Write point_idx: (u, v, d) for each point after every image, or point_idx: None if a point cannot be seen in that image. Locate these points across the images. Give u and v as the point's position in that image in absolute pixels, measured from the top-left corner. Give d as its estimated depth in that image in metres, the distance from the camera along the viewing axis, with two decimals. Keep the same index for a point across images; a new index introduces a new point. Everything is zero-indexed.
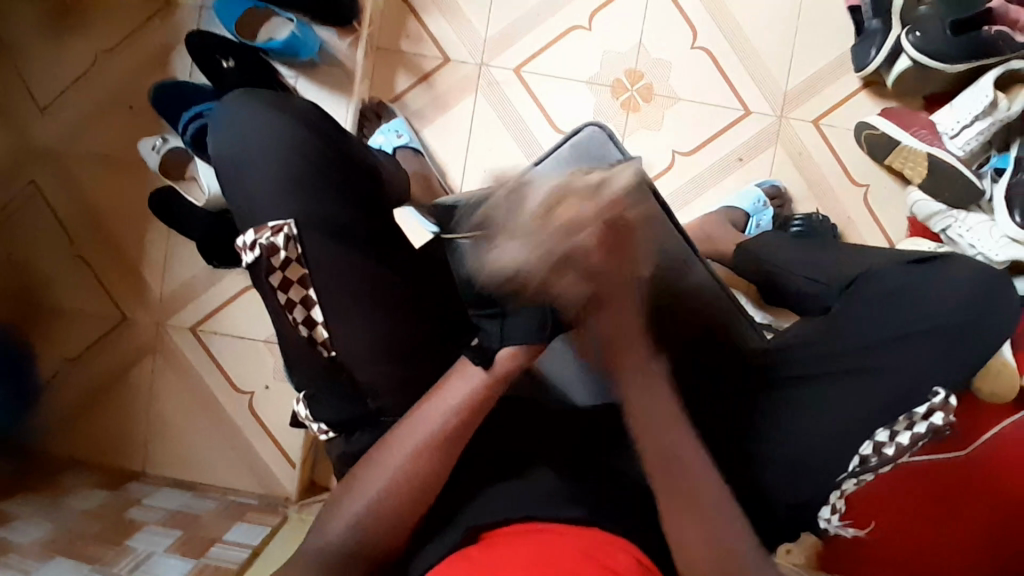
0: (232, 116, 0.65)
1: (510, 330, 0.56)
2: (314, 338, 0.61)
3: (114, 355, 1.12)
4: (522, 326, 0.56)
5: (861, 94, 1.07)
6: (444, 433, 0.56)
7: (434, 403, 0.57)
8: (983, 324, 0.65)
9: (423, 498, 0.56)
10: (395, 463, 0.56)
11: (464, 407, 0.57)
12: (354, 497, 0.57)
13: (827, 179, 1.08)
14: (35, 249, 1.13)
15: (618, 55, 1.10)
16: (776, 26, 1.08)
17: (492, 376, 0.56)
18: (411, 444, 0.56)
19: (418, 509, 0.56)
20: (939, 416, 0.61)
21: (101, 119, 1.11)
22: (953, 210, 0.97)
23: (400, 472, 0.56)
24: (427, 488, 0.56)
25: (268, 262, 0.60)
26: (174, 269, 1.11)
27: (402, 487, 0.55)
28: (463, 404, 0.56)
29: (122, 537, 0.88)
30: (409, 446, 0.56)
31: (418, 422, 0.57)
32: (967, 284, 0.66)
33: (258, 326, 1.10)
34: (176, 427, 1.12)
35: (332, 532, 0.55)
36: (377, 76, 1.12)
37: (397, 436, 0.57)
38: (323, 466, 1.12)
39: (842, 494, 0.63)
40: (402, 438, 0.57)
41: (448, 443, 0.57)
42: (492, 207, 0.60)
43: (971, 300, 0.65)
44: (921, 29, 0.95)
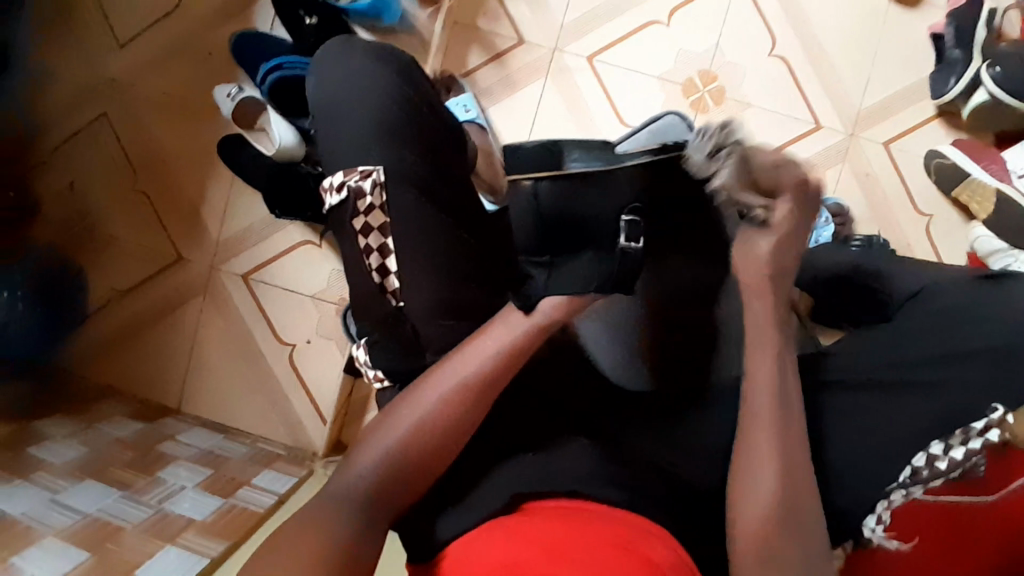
0: (330, 63, 0.69)
1: (558, 283, 0.59)
2: (386, 286, 0.63)
3: (165, 291, 1.15)
4: (572, 281, 0.60)
5: (934, 122, 1.05)
6: (485, 364, 0.57)
7: (472, 346, 0.58)
8: None
9: (455, 434, 0.56)
10: (431, 398, 0.56)
11: (504, 352, 0.57)
12: (391, 420, 0.57)
13: (889, 204, 1.06)
14: (101, 179, 1.16)
15: (692, 55, 1.09)
16: (857, 42, 1.07)
17: (535, 323, 0.58)
18: (447, 382, 0.57)
19: (452, 443, 0.56)
20: (995, 432, 0.61)
21: (178, 61, 1.13)
22: (1015, 250, 0.95)
23: (437, 396, 0.56)
24: (461, 417, 0.56)
25: (353, 206, 0.63)
26: (233, 216, 1.14)
27: (434, 423, 0.56)
28: (507, 341, 0.57)
29: (153, 468, 0.90)
30: (450, 372, 0.57)
31: (460, 352, 0.58)
32: None
33: (306, 280, 1.12)
34: (216, 369, 1.14)
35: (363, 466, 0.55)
36: (450, 49, 1.13)
37: (440, 364, 0.58)
38: (352, 428, 1.13)
39: (889, 504, 0.62)
40: (446, 366, 0.58)
41: (488, 378, 0.57)
42: None
43: None
44: (1001, 64, 0.94)
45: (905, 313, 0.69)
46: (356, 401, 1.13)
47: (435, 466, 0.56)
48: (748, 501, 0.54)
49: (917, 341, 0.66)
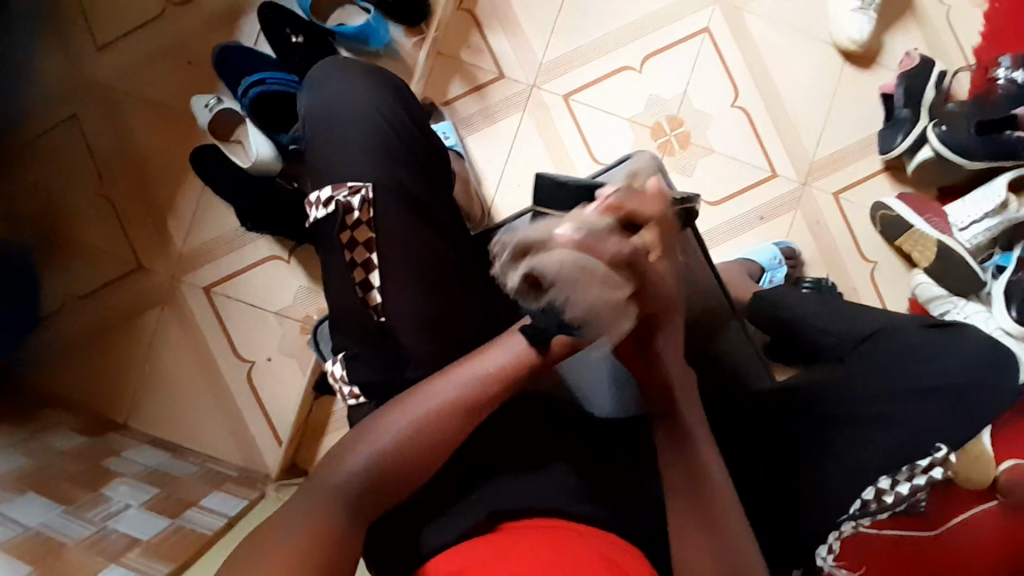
0: (327, 80, 0.71)
1: None
2: (368, 300, 0.64)
3: (121, 300, 1.11)
4: None
5: (881, 176, 1.14)
6: (485, 388, 0.58)
7: (459, 370, 0.59)
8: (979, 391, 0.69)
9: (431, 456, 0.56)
10: (411, 417, 0.56)
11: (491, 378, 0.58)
12: (379, 428, 0.56)
13: (839, 250, 1.14)
14: (61, 182, 1.12)
15: (661, 100, 1.16)
16: (813, 100, 1.16)
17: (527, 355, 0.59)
18: (430, 404, 0.57)
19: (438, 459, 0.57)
20: (938, 470, 0.65)
21: (155, 69, 1.12)
22: (953, 297, 1.04)
23: (433, 411, 0.56)
24: (453, 435, 0.57)
25: (342, 220, 0.64)
26: (200, 227, 1.11)
27: (411, 443, 0.56)
28: (509, 368, 0.58)
29: (97, 484, 0.85)
30: (449, 390, 0.58)
31: (462, 372, 0.58)
32: (974, 350, 0.71)
33: (274, 296, 1.11)
34: (169, 384, 1.10)
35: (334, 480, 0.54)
36: (432, 78, 1.16)
37: (439, 380, 0.58)
38: (309, 449, 1.10)
39: (841, 535, 0.65)
40: (443, 380, 0.58)
41: (486, 399, 0.58)
42: (594, 195, 0.57)
43: (974, 373, 0.69)
44: (946, 124, 1.05)
45: (855, 353, 0.73)
46: (314, 422, 1.10)
47: (406, 487, 0.56)
48: (718, 524, 0.55)
49: (863, 378, 0.71)
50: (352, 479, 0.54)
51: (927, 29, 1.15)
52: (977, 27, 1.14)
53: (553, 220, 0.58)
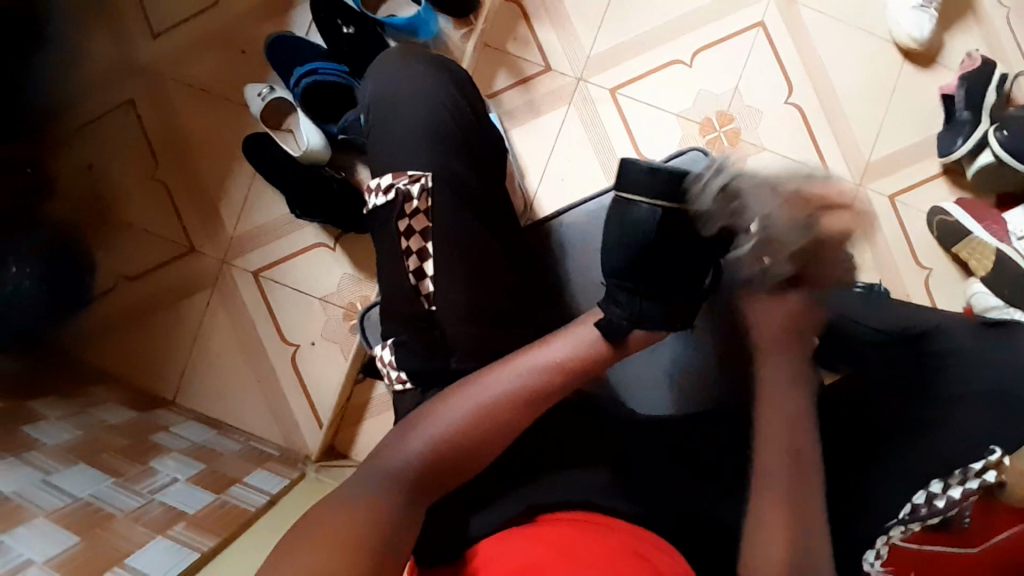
0: (386, 68, 0.72)
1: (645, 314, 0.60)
2: (420, 289, 0.65)
3: (173, 281, 1.14)
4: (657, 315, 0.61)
5: (939, 179, 1.10)
6: (548, 376, 0.59)
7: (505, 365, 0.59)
8: None
9: (473, 450, 0.56)
10: (454, 410, 0.57)
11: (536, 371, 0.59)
12: (442, 412, 0.57)
13: (892, 255, 1.10)
14: (120, 165, 1.16)
15: (710, 96, 1.14)
16: (870, 98, 1.12)
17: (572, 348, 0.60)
18: (473, 397, 0.58)
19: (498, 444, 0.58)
20: (993, 474, 0.62)
21: (211, 56, 1.15)
22: (1010, 307, 1.00)
23: (497, 398, 0.57)
24: (515, 421, 0.57)
25: (400, 207, 0.65)
26: (249, 213, 1.14)
27: (452, 436, 0.56)
28: (572, 357, 0.59)
29: (147, 458, 0.89)
30: (512, 377, 0.58)
31: (524, 360, 0.59)
32: None
33: (318, 281, 1.13)
34: (215, 363, 1.13)
35: (374, 475, 0.54)
36: (478, 70, 1.16)
37: (501, 367, 0.59)
38: (347, 433, 1.12)
39: (888, 539, 0.63)
40: (505, 367, 0.59)
41: (547, 387, 0.58)
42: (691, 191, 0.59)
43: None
44: (1008, 129, 0.99)
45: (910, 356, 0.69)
46: (353, 407, 1.12)
47: (445, 481, 0.56)
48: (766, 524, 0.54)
49: (913, 385, 0.67)
50: (413, 459, 0.55)
51: (992, 26, 1.10)
52: None
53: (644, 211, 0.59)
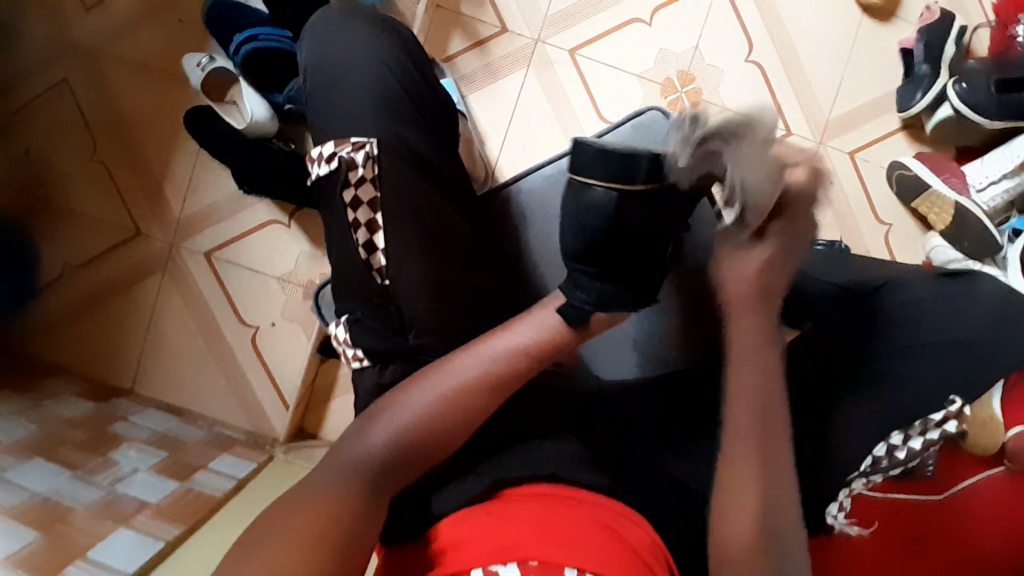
0: (327, 28, 0.68)
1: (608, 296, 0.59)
2: (371, 262, 0.63)
3: (122, 266, 1.10)
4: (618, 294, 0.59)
5: (899, 134, 1.10)
6: (516, 357, 0.57)
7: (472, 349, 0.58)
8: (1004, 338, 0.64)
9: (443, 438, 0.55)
10: (421, 398, 0.56)
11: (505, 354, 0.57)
12: (407, 401, 0.56)
13: (852, 212, 1.11)
14: (55, 145, 1.09)
15: (671, 55, 1.11)
16: (829, 52, 1.10)
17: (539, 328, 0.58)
18: (441, 383, 0.56)
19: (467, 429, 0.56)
20: (954, 424, 0.63)
21: (146, 24, 1.08)
22: (969, 260, 1.01)
23: (463, 383, 0.56)
24: (484, 405, 0.56)
25: (345, 176, 0.62)
26: (198, 192, 1.09)
27: (421, 424, 0.55)
28: (541, 336, 0.58)
29: (106, 449, 0.86)
30: (478, 361, 0.57)
31: (491, 342, 0.58)
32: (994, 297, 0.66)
33: (275, 260, 1.09)
34: (174, 349, 1.10)
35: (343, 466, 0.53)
36: (432, 34, 1.12)
37: (466, 352, 0.58)
38: (315, 413, 1.10)
39: (850, 492, 0.65)
40: (470, 351, 0.58)
41: (515, 367, 0.57)
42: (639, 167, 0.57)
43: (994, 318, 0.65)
44: (966, 81, 1.00)
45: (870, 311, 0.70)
46: (320, 388, 1.10)
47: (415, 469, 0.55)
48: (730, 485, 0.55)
49: (875, 337, 0.68)
50: (382, 447, 0.54)
51: None
52: None
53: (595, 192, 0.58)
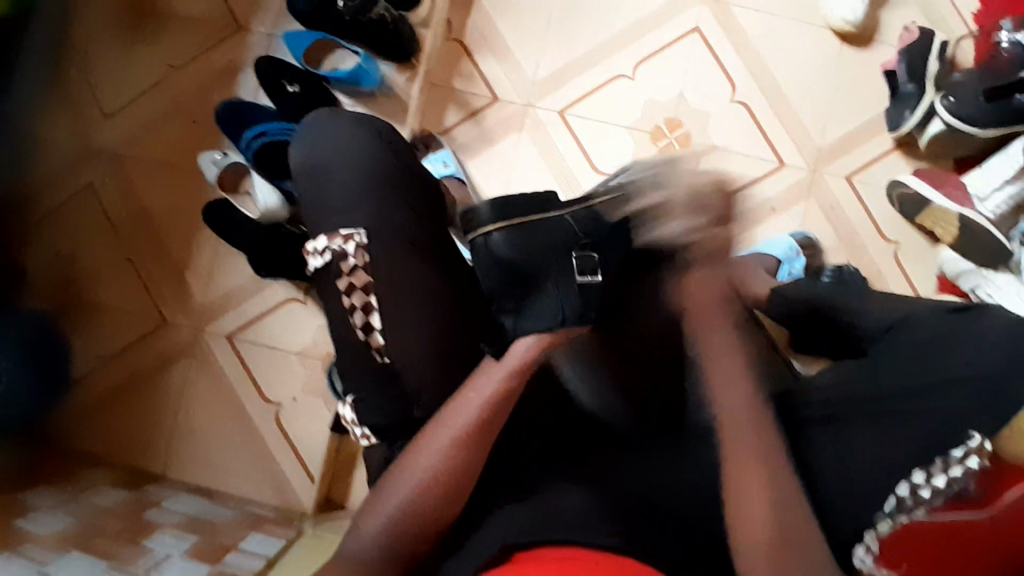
0: (316, 127, 0.76)
1: (529, 322, 0.63)
2: (370, 343, 0.68)
3: (152, 356, 1.15)
4: (534, 317, 0.63)
5: (893, 154, 1.10)
6: (474, 432, 0.60)
7: (457, 405, 0.62)
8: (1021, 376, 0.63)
9: (445, 501, 0.60)
10: (420, 465, 0.60)
11: (484, 407, 0.61)
12: (390, 493, 0.60)
13: (857, 235, 1.10)
14: (86, 247, 1.17)
15: (657, 104, 1.15)
16: (814, 83, 1.13)
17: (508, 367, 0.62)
18: (436, 446, 0.61)
19: (451, 508, 0.60)
20: (976, 459, 0.60)
21: (165, 130, 1.18)
22: (982, 270, 1.00)
23: (434, 472, 0.60)
24: (459, 484, 0.60)
25: (338, 267, 0.68)
26: (218, 278, 1.15)
27: (422, 490, 0.59)
28: (489, 401, 0.61)
29: (140, 537, 0.88)
30: (442, 447, 0.60)
31: (447, 424, 0.61)
32: (1013, 326, 0.66)
33: (293, 337, 1.14)
34: (203, 431, 1.13)
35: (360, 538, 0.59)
36: (427, 109, 1.18)
37: (428, 438, 0.61)
38: (342, 484, 1.11)
39: (877, 535, 0.61)
40: (432, 437, 0.61)
41: (475, 438, 0.60)
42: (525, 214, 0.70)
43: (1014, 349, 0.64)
44: (954, 95, 1.00)
45: (881, 348, 0.72)
46: (346, 456, 1.12)
47: (424, 534, 0.60)
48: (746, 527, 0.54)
49: (877, 368, 0.70)
50: (371, 542, 0.58)
51: None
52: None
53: (486, 242, 0.69)
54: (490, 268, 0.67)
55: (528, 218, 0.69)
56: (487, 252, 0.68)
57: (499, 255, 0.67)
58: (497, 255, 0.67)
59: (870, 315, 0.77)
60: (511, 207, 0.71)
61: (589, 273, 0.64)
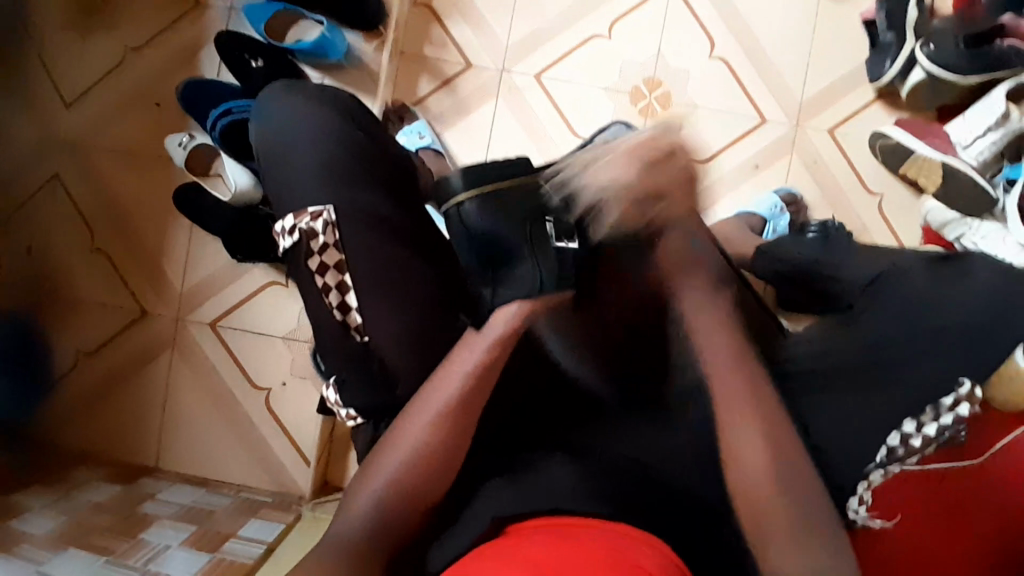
0: (278, 105, 0.73)
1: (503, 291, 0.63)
2: (348, 322, 0.67)
3: (133, 348, 1.12)
4: (512, 285, 0.63)
5: (875, 104, 1.09)
6: (459, 404, 0.61)
7: (444, 377, 0.62)
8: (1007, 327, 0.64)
9: (434, 475, 0.60)
10: (407, 440, 0.60)
11: (470, 376, 0.61)
12: (379, 470, 0.60)
13: (840, 189, 1.10)
14: (55, 241, 1.13)
15: (636, 63, 1.12)
16: (794, 35, 1.10)
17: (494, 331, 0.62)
18: (422, 419, 0.61)
19: (445, 484, 0.61)
20: (965, 406, 0.63)
21: (126, 115, 1.13)
22: (967, 218, 1.00)
23: (421, 446, 0.60)
24: (448, 458, 0.60)
25: (307, 246, 0.66)
26: (194, 266, 1.12)
27: (410, 464, 0.59)
28: (474, 373, 0.61)
29: (137, 530, 0.87)
30: (428, 421, 0.60)
31: (432, 398, 0.61)
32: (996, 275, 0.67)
33: (277, 322, 1.12)
34: (192, 421, 1.12)
35: (352, 517, 0.59)
36: (399, 80, 1.14)
37: (413, 415, 0.61)
38: (338, 466, 1.12)
39: (870, 484, 0.63)
40: (417, 411, 0.61)
41: (462, 410, 0.61)
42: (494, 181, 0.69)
43: (997, 300, 0.65)
44: (934, 42, 0.98)
45: (863, 302, 0.72)
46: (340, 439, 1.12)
47: (414, 511, 0.59)
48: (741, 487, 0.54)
49: (864, 320, 0.70)
50: (363, 520, 0.58)
51: None
52: None
53: (462, 210, 0.67)
54: (464, 238, 0.67)
55: (498, 185, 0.68)
56: (461, 222, 0.67)
57: (472, 225, 0.66)
58: (469, 223, 0.66)
59: (854, 268, 0.78)
60: (486, 173, 0.70)
61: (564, 238, 0.64)
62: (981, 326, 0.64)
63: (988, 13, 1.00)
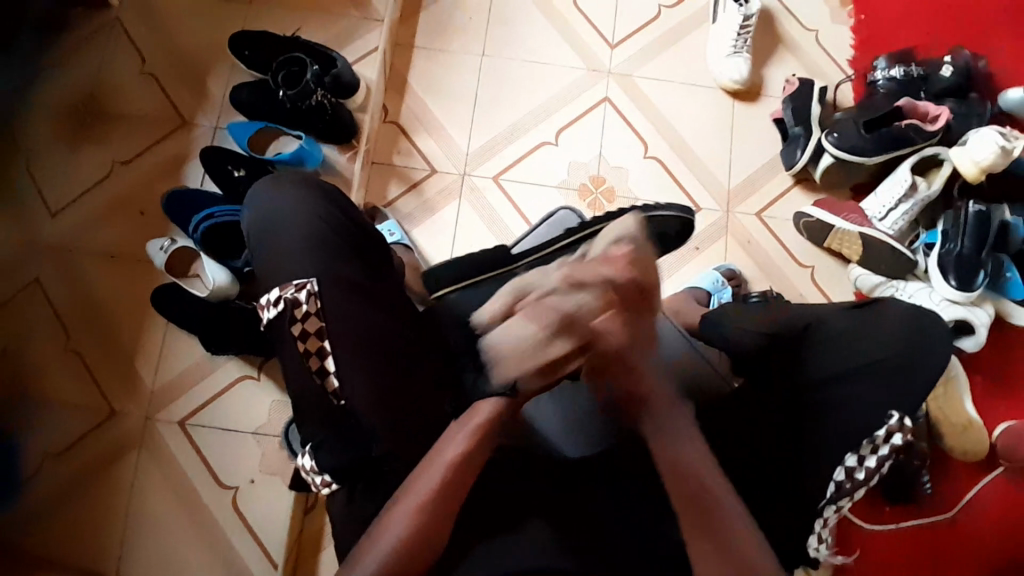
0: (261, 196, 0.80)
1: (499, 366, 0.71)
2: (327, 386, 0.70)
3: (98, 450, 1.10)
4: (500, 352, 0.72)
5: (794, 189, 1.25)
6: (440, 491, 0.64)
7: (430, 462, 0.66)
8: (920, 358, 0.74)
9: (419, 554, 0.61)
10: (394, 524, 0.62)
11: (453, 464, 0.65)
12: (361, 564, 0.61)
13: (775, 264, 1.21)
14: (30, 343, 1.14)
15: (582, 164, 1.27)
16: (716, 136, 1.28)
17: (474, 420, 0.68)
18: (405, 504, 0.63)
19: (427, 558, 0.63)
20: (899, 435, 0.71)
21: (111, 223, 1.20)
22: (893, 281, 1.14)
23: (398, 543, 0.61)
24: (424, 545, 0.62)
25: (291, 314, 0.71)
26: (167, 363, 1.14)
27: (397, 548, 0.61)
28: (452, 462, 0.65)
29: None
30: (404, 517, 0.62)
31: (408, 495, 0.64)
32: (907, 316, 0.77)
33: (247, 416, 1.12)
34: (155, 525, 1.07)
35: None
36: (371, 184, 1.26)
37: (389, 512, 0.63)
38: (307, 569, 1.08)
39: (825, 523, 0.72)
40: (404, 498, 0.64)
41: (447, 495, 0.64)
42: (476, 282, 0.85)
43: (910, 337, 0.75)
44: (836, 132, 1.16)
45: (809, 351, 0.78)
46: (308, 536, 1.09)
47: None
48: None
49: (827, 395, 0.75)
50: None
51: (801, 55, 1.31)
52: (847, 42, 1.31)
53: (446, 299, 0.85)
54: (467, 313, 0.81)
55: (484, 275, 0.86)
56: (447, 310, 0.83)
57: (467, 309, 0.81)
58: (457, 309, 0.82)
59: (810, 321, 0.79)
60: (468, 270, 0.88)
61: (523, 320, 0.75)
62: (901, 366, 0.74)
63: (885, 100, 1.19)
